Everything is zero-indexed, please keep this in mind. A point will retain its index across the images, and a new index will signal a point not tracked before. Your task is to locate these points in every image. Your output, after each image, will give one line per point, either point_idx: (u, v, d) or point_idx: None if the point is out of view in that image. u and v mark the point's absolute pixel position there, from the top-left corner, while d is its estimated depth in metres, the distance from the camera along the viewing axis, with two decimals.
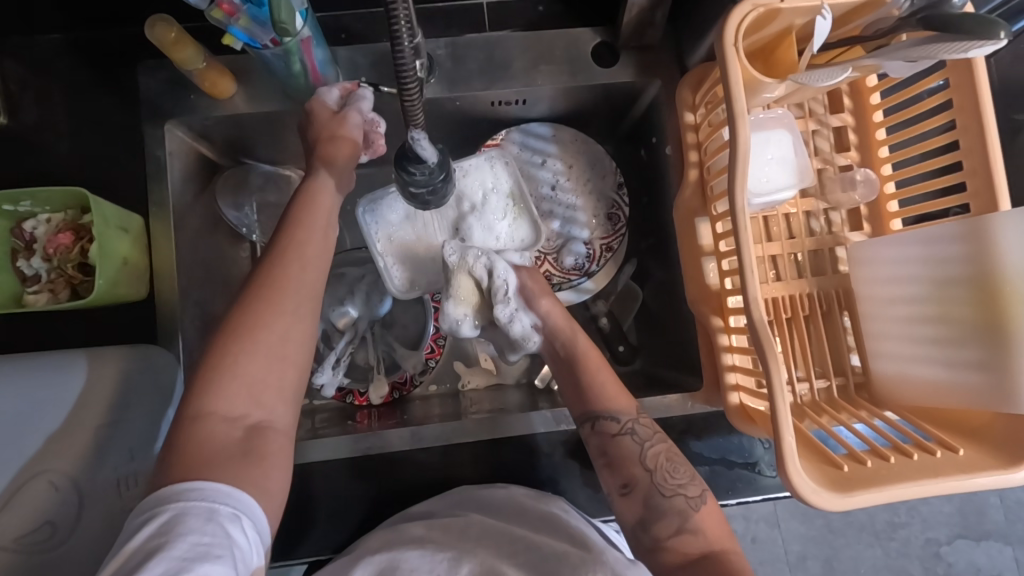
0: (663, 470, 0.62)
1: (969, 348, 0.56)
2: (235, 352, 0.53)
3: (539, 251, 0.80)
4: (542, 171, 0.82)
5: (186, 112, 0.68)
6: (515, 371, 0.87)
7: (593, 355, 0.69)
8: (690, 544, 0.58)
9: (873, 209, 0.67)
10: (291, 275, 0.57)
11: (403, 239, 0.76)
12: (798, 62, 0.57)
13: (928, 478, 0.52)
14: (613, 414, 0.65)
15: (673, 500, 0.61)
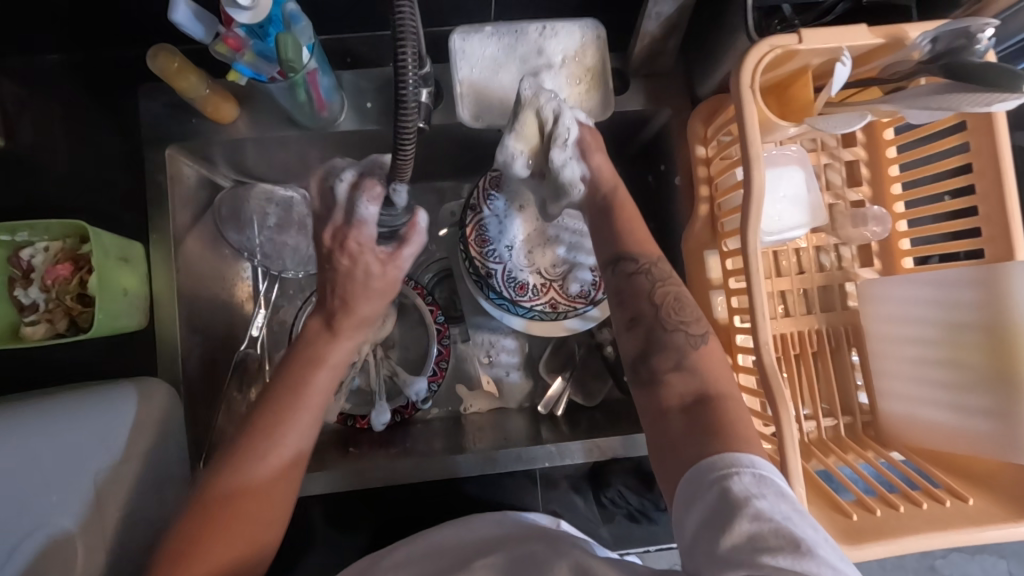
0: (669, 306, 0.58)
1: (976, 395, 0.55)
2: (240, 492, 0.52)
3: (544, 278, 0.77)
4: None
5: (188, 136, 0.66)
6: (518, 395, 0.87)
7: (629, 208, 0.63)
8: (683, 384, 0.53)
9: (884, 246, 0.67)
10: (300, 417, 0.56)
11: (482, 80, 0.66)
12: (815, 102, 0.56)
13: (938, 530, 0.51)
14: (634, 254, 0.60)
15: (673, 335, 0.56)
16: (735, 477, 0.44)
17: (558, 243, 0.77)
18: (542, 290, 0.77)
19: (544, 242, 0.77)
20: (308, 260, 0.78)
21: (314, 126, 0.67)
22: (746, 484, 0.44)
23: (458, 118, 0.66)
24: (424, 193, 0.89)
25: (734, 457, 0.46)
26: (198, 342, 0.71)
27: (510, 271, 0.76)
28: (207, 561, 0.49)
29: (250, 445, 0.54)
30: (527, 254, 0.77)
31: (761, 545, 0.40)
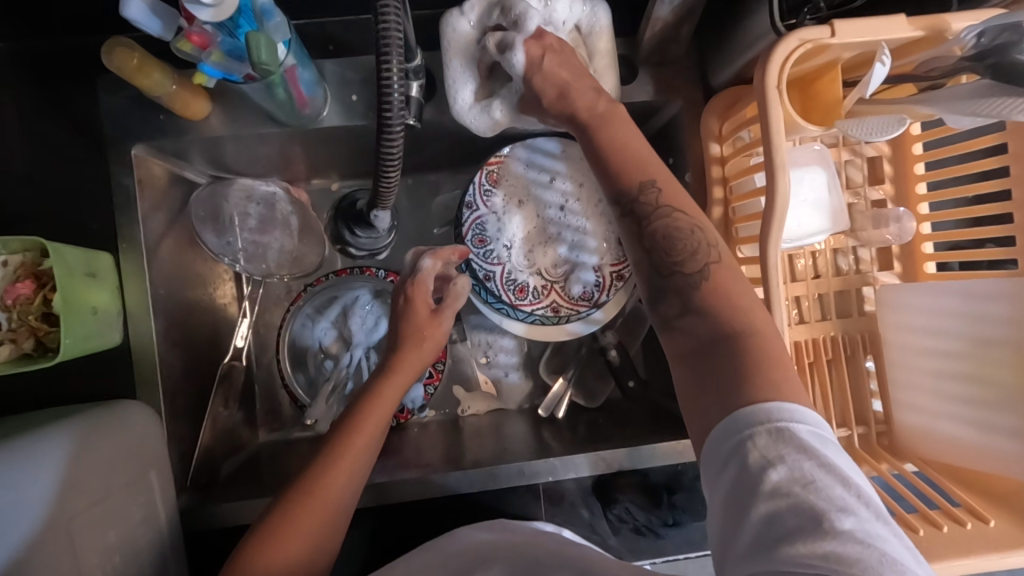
0: (665, 246, 0.53)
1: (1005, 413, 0.53)
2: (286, 540, 0.54)
3: (545, 279, 0.73)
4: (549, 190, 0.74)
5: (157, 134, 0.61)
6: (518, 395, 0.85)
7: (624, 138, 0.57)
8: (698, 326, 0.51)
9: (905, 250, 0.63)
10: (353, 464, 0.59)
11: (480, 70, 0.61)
12: (843, 100, 0.51)
13: (961, 556, 0.49)
14: (645, 187, 0.55)
15: (677, 277, 0.53)
16: (752, 440, 0.43)
17: (561, 241, 0.74)
18: (543, 292, 0.73)
19: (544, 242, 0.74)
20: (296, 260, 0.77)
21: (295, 124, 0.61)
22: (763, 448, 0.43)
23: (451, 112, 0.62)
24: (416, 186, 0.83)
25: (754, 410, 0.44)
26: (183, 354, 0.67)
27: (511, 274, 0.73)
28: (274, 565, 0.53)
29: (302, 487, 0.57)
30: (528, 255, 0.73)
31: (781, 529, 0.40)
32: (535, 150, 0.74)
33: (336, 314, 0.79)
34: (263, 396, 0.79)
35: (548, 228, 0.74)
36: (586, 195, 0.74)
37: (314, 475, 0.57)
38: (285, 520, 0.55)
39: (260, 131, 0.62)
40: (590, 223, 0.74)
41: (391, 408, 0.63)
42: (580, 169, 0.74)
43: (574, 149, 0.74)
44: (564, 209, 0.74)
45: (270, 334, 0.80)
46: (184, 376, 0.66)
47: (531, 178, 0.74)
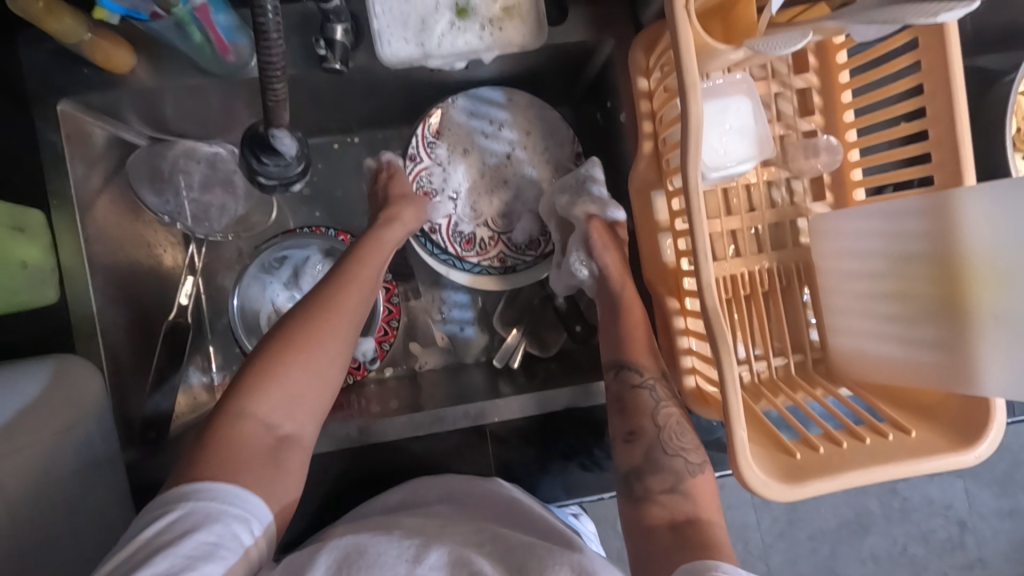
0: (671, 430, 0.62)
1: (927, 327, 0.54)
2: (277, 380, 0.57)
3: (493, 231, 0.76)
4: (492, 141, 0.76)
5: (81, 88, 0.60)
6: (474, 348, 0.85)
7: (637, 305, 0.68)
8: (679, 507, 0.58)
9: (837, 178, 0.64)
10: (353, 297, 0.63)
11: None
12: (757, 23, 0.51)
13: (880, 463, 0.51)
14: (638, 365, 0.65)
15: (672, 461, 0.61)
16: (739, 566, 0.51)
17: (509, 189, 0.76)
18: (492, 243, 0.76)
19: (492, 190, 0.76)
20: (240, 219, 0.78)
21: (224, 74, 0.62)
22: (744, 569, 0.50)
23: (382, 60, 0.61)
24: (362, 144, 0.83)
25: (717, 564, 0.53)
26: (125, 312, 0.66)
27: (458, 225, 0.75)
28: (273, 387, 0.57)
29: (306, 323, 0.60)
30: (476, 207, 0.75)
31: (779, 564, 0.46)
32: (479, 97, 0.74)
33: (287, 275, 0.79)
34: (221, 354, 0.80)
35: (494, 175, 0.76)
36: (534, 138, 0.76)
37: (301, 335, 0.59)
38: (296, 347, 0.59)
39: (188, 82, 0.62)
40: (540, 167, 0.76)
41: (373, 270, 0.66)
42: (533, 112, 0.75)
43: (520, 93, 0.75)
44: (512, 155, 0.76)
45: (223, 298, 0.80)
46: (127, 334, 0.66)
47: (476, 124, 0.75)
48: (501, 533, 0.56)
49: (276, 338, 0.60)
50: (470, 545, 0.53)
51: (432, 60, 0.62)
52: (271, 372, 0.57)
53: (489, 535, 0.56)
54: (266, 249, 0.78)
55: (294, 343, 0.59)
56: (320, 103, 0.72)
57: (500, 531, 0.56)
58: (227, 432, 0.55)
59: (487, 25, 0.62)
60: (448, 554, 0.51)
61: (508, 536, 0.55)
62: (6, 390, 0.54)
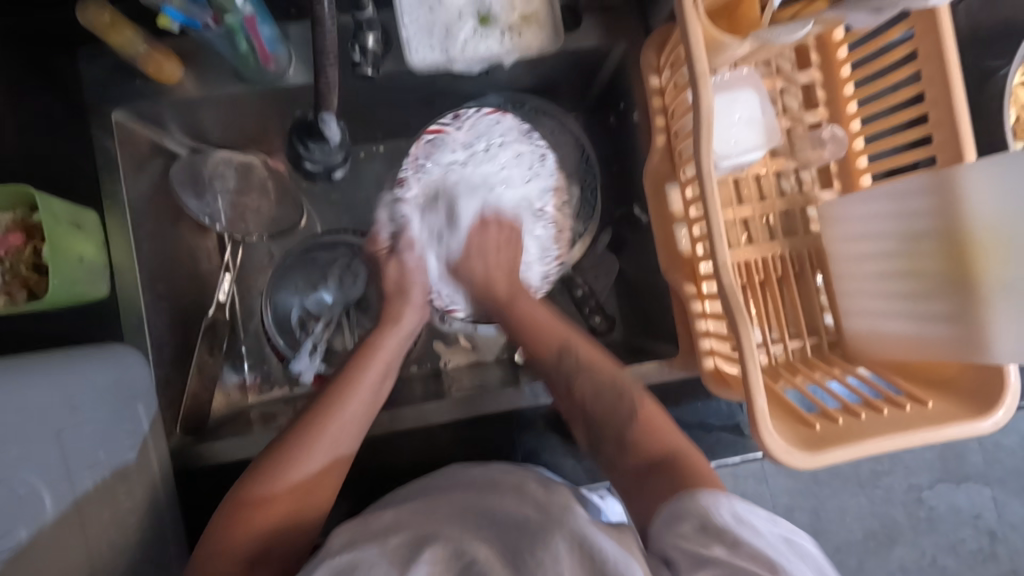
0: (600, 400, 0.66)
1: (937, 301, 0.56)
2: (282, 488, 0.59)
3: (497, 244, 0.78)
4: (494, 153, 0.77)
5: (134, 98, 0.66)
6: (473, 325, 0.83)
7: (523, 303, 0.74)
8: (647, 448, 0.61)
9: (843, 166, 0.67)
10: (344, 418, 0.63)
11: (441, 12, 0.65)
12: (760, 18, 0.55)
13: (898, 432, 0.52)
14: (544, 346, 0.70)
15: (594, 414, 0.65)
16: (715, 513, 0.50)
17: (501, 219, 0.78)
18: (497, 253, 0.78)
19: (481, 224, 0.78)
20: (274, 221, 0.82)
21: (263, 83, 0.66)
22: (724, 519, 0.49)
23: (410, 66, 0.65)
24: (386, 153, 0.87)
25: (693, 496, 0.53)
26: (167, 310, 0.70)
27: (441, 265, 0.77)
28: (274, 496, 0.58)
29: (288, 448, 0.60)
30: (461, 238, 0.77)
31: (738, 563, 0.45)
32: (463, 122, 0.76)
33: (316, 277, 0.83)
34: (252, 355, 0.83)
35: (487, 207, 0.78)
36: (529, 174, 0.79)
37: (304, 439, 0.61)
38: (279, 483, 0.58)
39: (231, 92, 0.67)
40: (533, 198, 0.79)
41: (380, 370, 0.68)
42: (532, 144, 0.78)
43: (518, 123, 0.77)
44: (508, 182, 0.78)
45: (254, 300, 0.83)
46: (169, 329, 0.70)
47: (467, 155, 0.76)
48: (491, 511, 0.55)
49: (257, 469, 0.59)
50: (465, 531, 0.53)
51: (455, 64, 0.66)
52: (247, 513, 0.57)
53: (483, 516, 0.55)
54: (294, 253, 0.81)
55: (301, 447, 0.60)
56: (350, 111, 0.76)
57: (494, 509, 0.55)
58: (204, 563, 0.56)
59: (507, 31, 0.66)
60: (442, 550, 0.51)
61: (500, 513, 0.55)
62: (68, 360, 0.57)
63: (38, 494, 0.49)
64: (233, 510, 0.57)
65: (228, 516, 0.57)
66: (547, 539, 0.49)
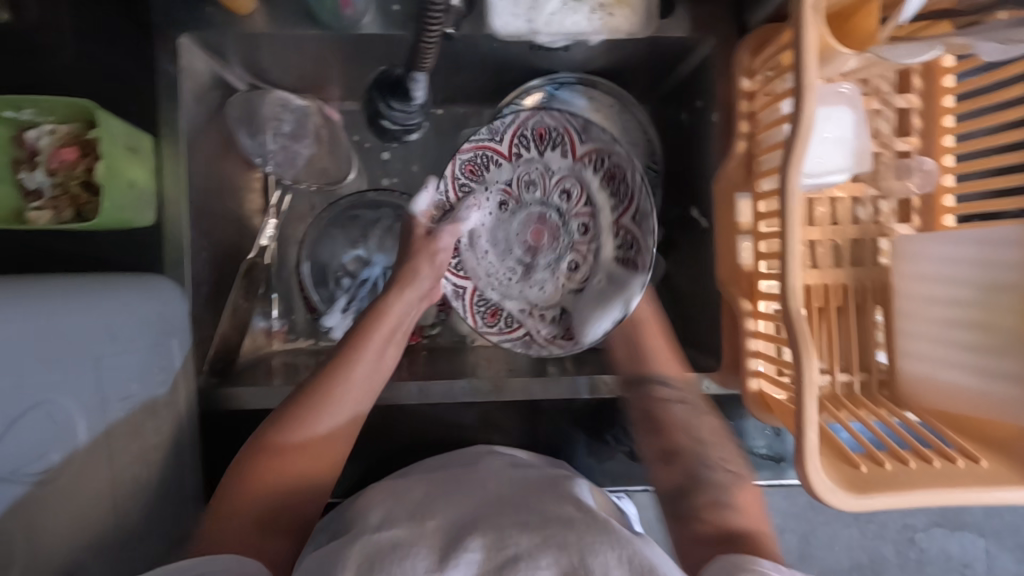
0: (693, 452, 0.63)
1: (1007, 358, 0.53)
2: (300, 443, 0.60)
3: (572, 254, 0.77)
4: (499, 171, 0.76)
5: (202, 25, 0.63)
6: (589, 322, 0.73)
7: (649, 322, 0.72)
8: (729, 520, 0.58)
9: (925, 202, 0.63)
10: (366, 363, 0.63)
11: None
12: (878, 33, 0.51)
13: (947, 486, 0.50)
14: (662, 380, 0.67)
15: (714, 474, 0.63)
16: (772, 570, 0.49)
17: (551, 236, 0.78)
18: (570, 260, 0.77)
19: (537, 244, 0.78)
20: (323, 172, 0.80)
21: (337, 28, 0.64)
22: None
23: (492, 32, 0.63)
24: (444, 118, 0.83)
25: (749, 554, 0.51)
26: (208, 247, 0.68)
27: (538, 299, 0.77)
28: (280, 459, 0.59)
29: (308, 402, 0.61)
30: (535, 270, 0.78)
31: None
32: (447, 201, 0.74)
33: (356, 233, 0.81)
34: (281, 301, 0.80)
35: (537, 223, 0.78)
36: (542, 154, 0.75)
37: (310, 402, 0.61)
38: (293, 437, 0.60)
39: (302, 33, 0.64)
40: (567, 172, 0.76)
41: (390, 332, 0.66)
42: (483, 155, 0.74)
43: (457, 182, 0.74)
44: (528, 176, 0.76)
45: (291, 246, 0.81)
46: (208, 268, 0.68)
47: (473, 187, 0.75)
48: (537, 506, 0.55)
49: (274, 418, 0.60)
50: (506, 521, 0.52)
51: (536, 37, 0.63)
52: (270, 462, 0.59)
53: (525, 509, 0.54)
54: (339, 208, 0.79)
55: (313, 406, 0.61)
56: None
57: (535, 505, 0.55)
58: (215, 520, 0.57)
59: (597, 9, 0.63)
60: None
61: (545, 510, 0.54)
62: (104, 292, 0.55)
63: (73, 421, 0.52)
64: (253, 459, 0.59)
65: (244, 467, 0.59)
66: (598, 543, 0.48)
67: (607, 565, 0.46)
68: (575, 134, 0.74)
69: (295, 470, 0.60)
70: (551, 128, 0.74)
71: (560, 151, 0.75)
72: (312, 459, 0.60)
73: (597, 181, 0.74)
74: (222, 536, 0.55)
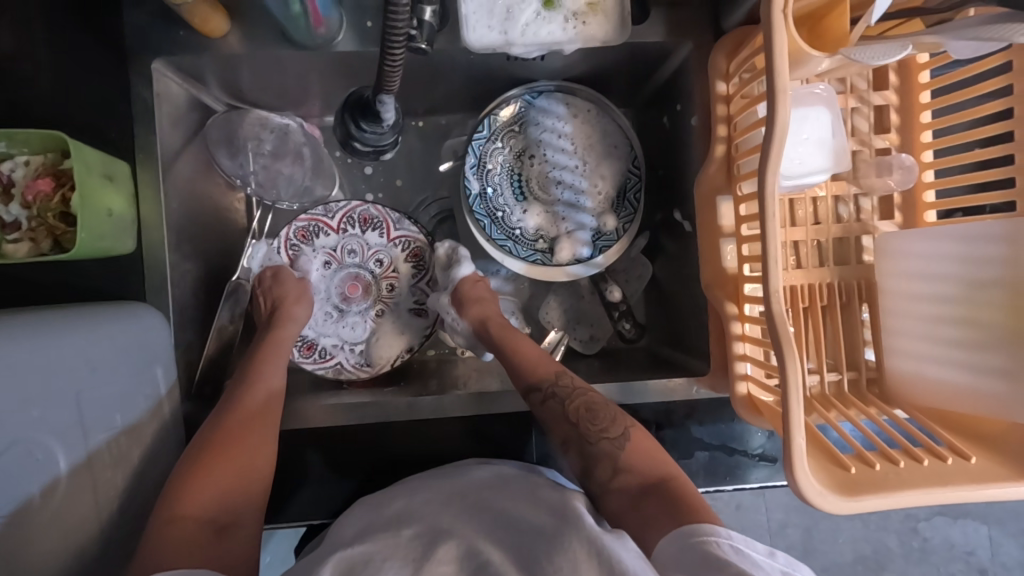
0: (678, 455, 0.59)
1: (996, 354, 0.53)
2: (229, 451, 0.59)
3: (377, 301, 0.80)
4: (317, 238, 0.78)
5: (175, 49, 0.63)
6: (389, 356, 0.78)
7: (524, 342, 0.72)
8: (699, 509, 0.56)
9: (907, 199, 0.64)
10: (270, 367, 0.68)
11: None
12: (850, 34, 0.51)
13: (938, 485, 0.50)
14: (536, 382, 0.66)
15: (599, 445, 0.62)
16: (715, 543, 0.49)
17: (368, 294, 0.80)
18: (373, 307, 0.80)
19: (352, 297, 0.80)
20: (306, 191, 0.80)
21: (312, 47, 0.64)
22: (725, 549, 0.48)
23: (466, 45, 0.62)
24: (426, 129, 0.83)
25: (693, 526, 0.51)
26: (189, 270, 0.68)
27: (355, 342, 0.78)
28: (212, 470, 0.58)
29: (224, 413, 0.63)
30: (347, 316, 0.79)
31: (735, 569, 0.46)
32: (279, 257, 0.78)
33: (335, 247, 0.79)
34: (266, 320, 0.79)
35: (355, 281, 0.80)
36: (329, 234, 0.78)
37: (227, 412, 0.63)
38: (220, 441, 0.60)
39: (276, 53, 0.64)
40: (343, 240, 0.79)
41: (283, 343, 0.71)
42: (309, 224, 0.77)
43: (287, 246, 0.78)
44: (344, 246, 0.79)
45: None
46: (191, 290, 0.68)
47: (314, 250, 0.78)
48: (510, 516, 0.57)
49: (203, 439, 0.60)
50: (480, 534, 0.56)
51: (510, 50, 0.63)
52: (200, 472, 0.58)
53: (500, 520, 0.57)
54: (311, 221, 0.77)
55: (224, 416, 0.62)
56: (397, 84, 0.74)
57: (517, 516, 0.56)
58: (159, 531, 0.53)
59: (571, 18, 0.63)
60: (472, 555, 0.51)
61: (517, 518, 0.56)
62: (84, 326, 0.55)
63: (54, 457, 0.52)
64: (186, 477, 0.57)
65: (177, 488, 0.56)
66: (564, 543, 0.51)
67: (577, 566, 0.49)
68: (391, 222, 0.79)
69: (228, 477, 0.58)
70: (373, 215, 0.78)
71: (376, 236, 0.79)
72: (247, 458, 0.60)
73: (402, 257, 0.80)
74: (173, 542, 0.51)
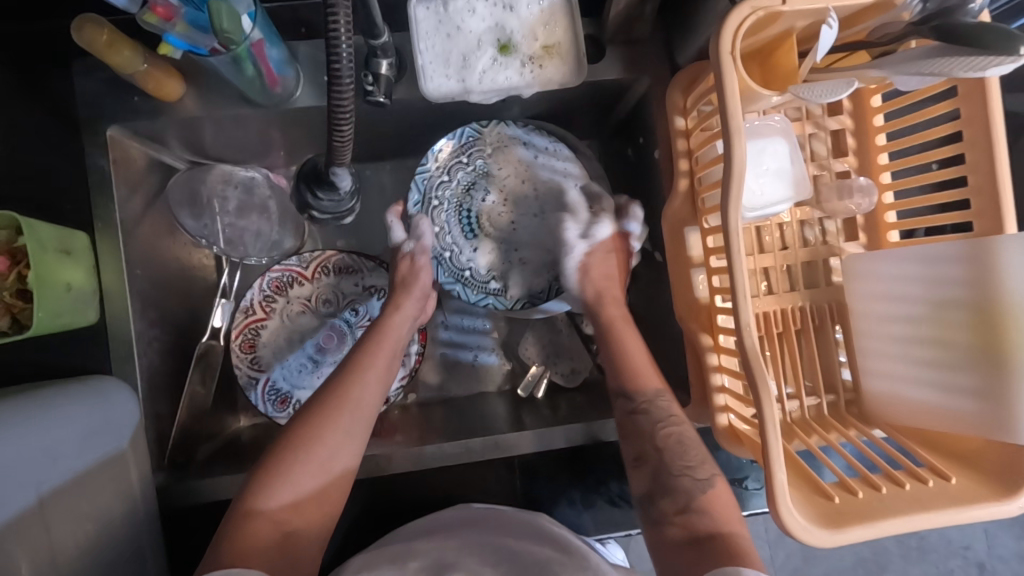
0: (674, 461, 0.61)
1: (964, 373, 0.54)
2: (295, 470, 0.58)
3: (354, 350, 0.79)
4: (291, 288, 0.77)
5: (129, 115, 0.62)
6: None
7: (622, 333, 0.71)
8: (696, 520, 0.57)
9: (870, 220, 0.65)
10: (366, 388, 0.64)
11: (459, 41, 0.62)
12: (799, 70, 0.52)
13: (919, 510, 0.50)
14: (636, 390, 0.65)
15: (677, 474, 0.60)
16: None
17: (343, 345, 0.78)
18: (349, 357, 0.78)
19: (327, 348, 0.78)
20: (275, 245, 0.78)
21: (269, 104, 0.63)
22: None
23: (425, 95, 0.62)
24: (394, 172, 0.83)
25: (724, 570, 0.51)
26: (158, 335, 0.67)
27: None
28: (279, 492, 0.57)
29: (309, 422, 0.61)
30: (322, 368, 0.77)
31: None
32: (250, 308, 0.76)
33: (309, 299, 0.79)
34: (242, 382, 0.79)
35: (331, 331, 0.78)
36: (304, 283, 0.78)
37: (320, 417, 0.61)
38: (287, 464, 0.58)
39: (233, 112, 0.64)
40: (320, 289, 0.78)
41: (383, 365, 0.67)
42: (283, 275, 0.77)
43: (261, 298, 0.76)
44: (319, 296, 0.78)
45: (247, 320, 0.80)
46: (160, 355, 0.67)
47: (288, 300, 0.77)
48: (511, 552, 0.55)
49: (276, 448, 0.59)
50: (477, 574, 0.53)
51: (469, 97, 0.63)
52: (266, 493, 0.56)
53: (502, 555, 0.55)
54: (280, 273, 0.77)
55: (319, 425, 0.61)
56: (360, 132, 0.74)
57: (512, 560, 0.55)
58: (236, 530, 0.54)
59: (527, 62, 0.63)
60: None
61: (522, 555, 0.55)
62: (44, 409, 0.53)
63: None
64: (247, 495, 0.56)
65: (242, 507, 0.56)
66: None
67: None
68: (366, 269, 0.78)
69: (297, 493, 0.57)
70: (349, 263, 0.78)
71: (353, 284, 0.79)
72: (318, 476, 0.58)
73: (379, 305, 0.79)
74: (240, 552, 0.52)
